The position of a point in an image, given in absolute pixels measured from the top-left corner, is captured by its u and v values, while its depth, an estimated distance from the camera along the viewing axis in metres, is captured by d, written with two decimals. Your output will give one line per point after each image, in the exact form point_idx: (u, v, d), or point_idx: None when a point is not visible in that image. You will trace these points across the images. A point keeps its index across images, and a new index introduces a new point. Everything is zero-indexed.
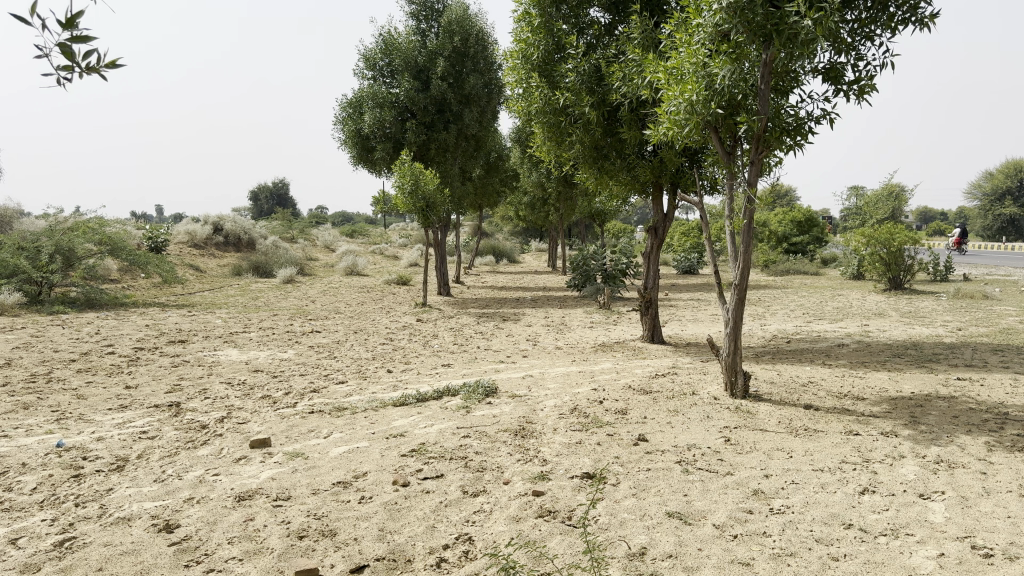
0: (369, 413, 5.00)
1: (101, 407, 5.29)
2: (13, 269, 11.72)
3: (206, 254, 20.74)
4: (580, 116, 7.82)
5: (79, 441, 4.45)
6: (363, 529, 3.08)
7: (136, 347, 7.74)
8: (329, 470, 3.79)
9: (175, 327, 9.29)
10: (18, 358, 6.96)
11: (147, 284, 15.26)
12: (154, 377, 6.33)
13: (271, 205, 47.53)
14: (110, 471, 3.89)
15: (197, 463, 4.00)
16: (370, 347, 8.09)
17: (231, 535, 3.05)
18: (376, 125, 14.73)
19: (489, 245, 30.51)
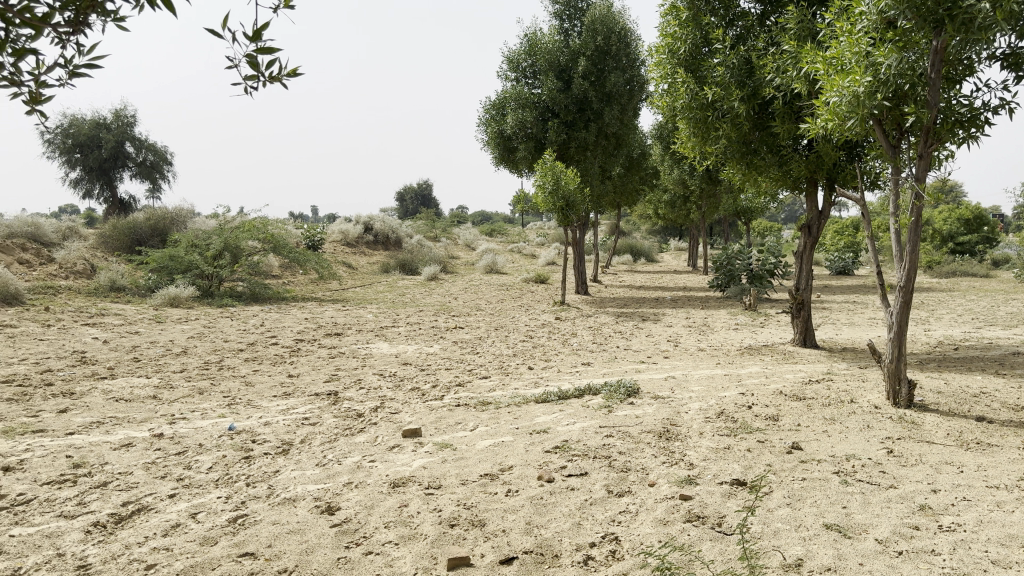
0: (513, 408, 5.07)
1: (267, 394, 5.67)
2: (189, 264, 12.75)
3: (356, 251, 21.75)
4: (729, 111, 7.60)
5: (248, 424, 4.78)
6: (511, 522, 3.13)
7: (295, 338, 8.23)
8: (476, 462, 3.88)
9: (329, 321, 9.80)
10: (194, 347, 7.57)
11: (305, 280, 16.19)
12: (313, 367, 6.72)
13: (416, 206, 49.23)
14: (276, 454, 4.15)
15: (354, 450, 4.20)
16: (512, 344, 8.21)
17: (387, 520, 3.19)
18: (518, 126, 14.97)
19: (628, 244, 30.22)
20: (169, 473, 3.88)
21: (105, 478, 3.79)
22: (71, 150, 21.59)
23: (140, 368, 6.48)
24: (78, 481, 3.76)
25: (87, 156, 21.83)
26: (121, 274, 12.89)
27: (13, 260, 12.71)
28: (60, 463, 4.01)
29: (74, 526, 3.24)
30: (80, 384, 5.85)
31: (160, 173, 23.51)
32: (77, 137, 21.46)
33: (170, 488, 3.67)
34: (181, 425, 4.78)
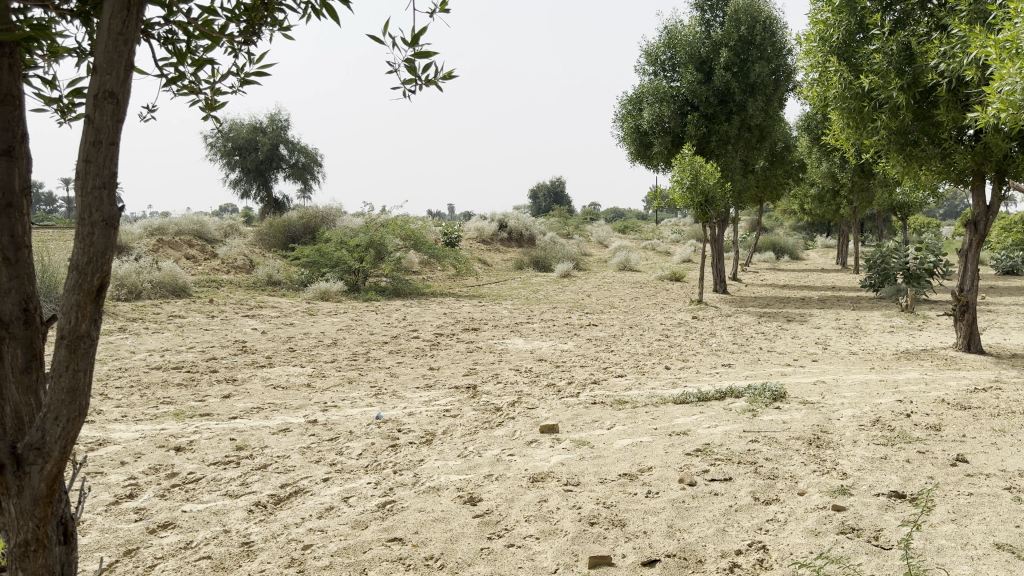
0: (650, 408, 5.00)
1: (410, 385, 5.87)
2: (336, 260, 13.39)
3: (491, 249, 22.13)
4: (886, 101, 7.17)
5: (393, 414, 4.96)
6: (652, 524, 3.09)
7: (435, 332, 8.47)
8: (615, 461, 3.85)
9: (467, 316, 10.01)
10: (342, 339, 7.95)
11: (443, 275, 16.63)
12: (452, 360, 6.89)
13: (549, 204, 49.48)
14: (420, 444, 4.29)
15: (494, 443, 4.27)
16: (648, 343, 8.11)
17: (528, 514, 3.22)
18: (655, 120, 14.79)
19: (770, 241, 29.12)
20: (322, 458, 4.09)
21: (265, 461, 4.04)
22: (231, 153, 23.19)
23: (295, 358, 6.87)
24: (241, 463, 4.02)
25: (245, 158, 23.37)
26: (276, 269, 13.72)
27: (182, 256, 13.80)
28: (225, 445, 4.31)
29: (237, 505, 3.46)
30: (241, 372, 6.28)
31: (311, 175, 24.73)
32: (236, 141, 23.00)
33: (323, 472, 3.87)
34: (332, 412, 5.03)
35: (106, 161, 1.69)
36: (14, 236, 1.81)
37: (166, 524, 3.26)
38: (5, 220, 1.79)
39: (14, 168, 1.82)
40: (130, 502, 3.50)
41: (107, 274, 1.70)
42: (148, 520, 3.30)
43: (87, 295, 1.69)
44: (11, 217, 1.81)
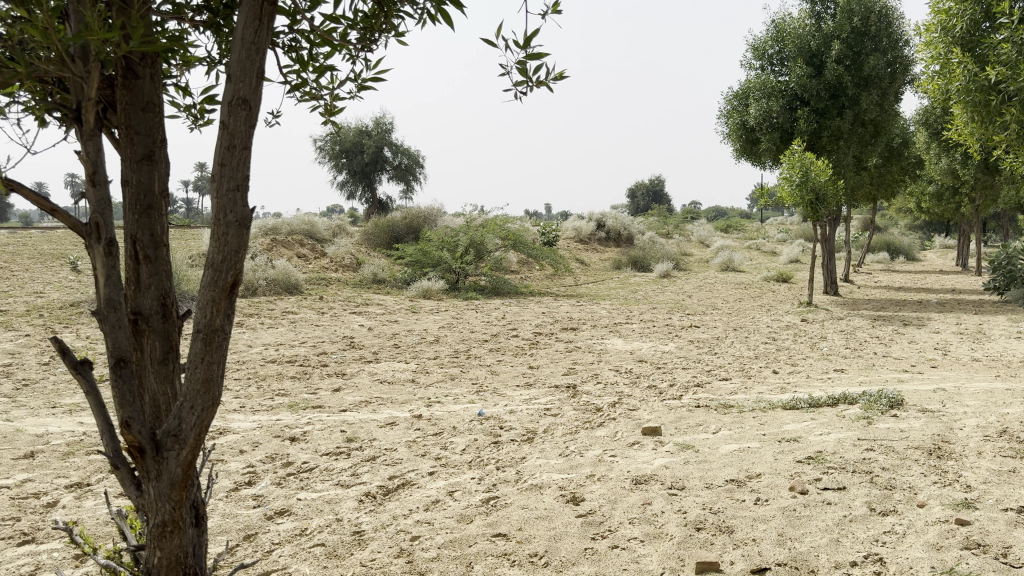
0: (757, 413, 4.88)
1: (511, 383, 5.92)
2: (438, 260, 13.67)
3: (589, 248, 22.07)
4: (1015, 93, 6.74)
5: (495, 411, 5.02)
6: (762, 531, 3.02)
7: (535, 331, 8.52)
8: (721, 466, 3.78)
9: (565, 315, 10.03)
10: (444, 336, 8.10)
11: (541, 274, 16.69)
12: (552, 359, 6.92)
13: (648, 203, 48.85)
14: (522, 441, 4.32)
15: (596, 443, 4.27)
16: (754, 346, 7.90)
17: (632, 516, 3.20)
18: (763, 116, 14.46)
19: (883, 241, 27.87)
20: (428, 452, 4.18)
21: (373, 453, 4.17)
22: (339, 156, 24.03)
23: (400, 354, 7.05)
24: (351, 454, 4.17)
25: (352, 161, 24.17)
26: (381, 268, 14.14)
27: (294, 254, 14.38)
28: (335, 436, 4.47)
29: (348, 494, 3.59)
30: (350, 366, 6.50)
31: (414, 176, 25.26)
32: (343, 144, 23.84)
33: (429, 465, 3.95)
34: (436, 408, 5.14)
35: (239, 164, 1.79)
36: (154, 236, 1.93)
37: (282, 512, 3.41)
38: (147, 221, 1.92)
39: (154, 171, 1.94)
40: (249, 489, 3.68)
41: (239, 271, 1.80)
42: (265, 507, 3.46)
43: (221, 291, 1.79)
44: (152, 219, 1.93)
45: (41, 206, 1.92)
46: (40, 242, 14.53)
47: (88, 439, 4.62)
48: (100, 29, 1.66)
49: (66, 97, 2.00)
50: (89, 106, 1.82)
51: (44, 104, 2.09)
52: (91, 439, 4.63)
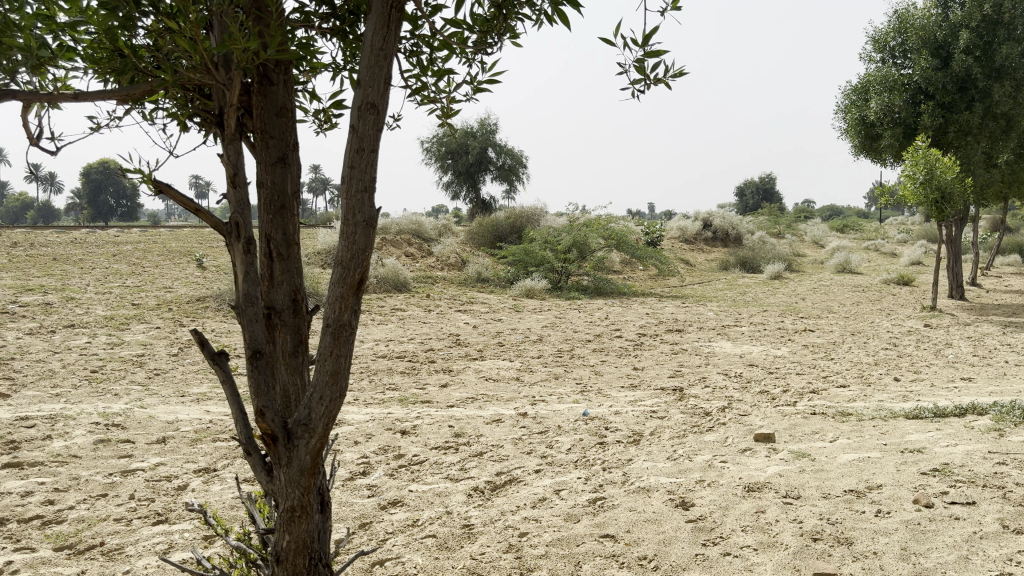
0: (877, 422, 4.67)
1: (617, 384, 5.88)
2: (542, 259, 13.73)
3: (695, 249, 21.66)
4: None
5: (600, 412, 5.00)
6: (883, 545, 2.90)
7: (639, 332, 8.42)
8: (838, 476, 3.64)
9: (671, 317, 9.88)
10: (548, 335, 8.13)
11: (645, 275, 16.49)
12: (658, 361, 6.82)
13: (759, 201, 47.43)
14: (628, 443, 4.29)
15: (705, 448, 4.19)
16: (872, 351, 7.56)
17: (744, 524, 3.13)
18: (884, 111, 13.85)
19: (1016, 242, 26.13)
20: (534, 449, 4.21)
21: (481, 449, 4.23)
22: (445, 157, 24.77)
23: (505, 352, 7.13)
24: (459, 449, 4.24)
25: (457, 162, 24.72)
26: (486, 267, 14.34)
27: (401, 253, 14.74)
28: (444, 431, 4.57)
29: (457, 488, 3.66)
30: (457, 363, 6.61)
31: (517, 176, 25.37)
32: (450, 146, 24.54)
33: (535, 463, 3.98)
34: (541, 406, 5.16)
35: (367, 166, 1.87)
36: (286, 235, 2.05)
37: (395, 502, 3.51)
38: (280, 221, 2.03)
39: (287, 174, 2.04)
40: (363, 479, 3.81)
41: (366, 268, 1.87)
42: (379, 497, 3.57)
43: (350, 287, 1.87)
44: (284, 219, 2.04)
45: (185, 205, 2.06)
46: (169, 240, 15.43)
47: (213, 427, 4.88)
48: (243, 38, 1.76)
49: (208, 103, 2.13)
50: (231, 113, 1.93)
51: (188, 110, 2.23)
52: (217, 427, 4.89)
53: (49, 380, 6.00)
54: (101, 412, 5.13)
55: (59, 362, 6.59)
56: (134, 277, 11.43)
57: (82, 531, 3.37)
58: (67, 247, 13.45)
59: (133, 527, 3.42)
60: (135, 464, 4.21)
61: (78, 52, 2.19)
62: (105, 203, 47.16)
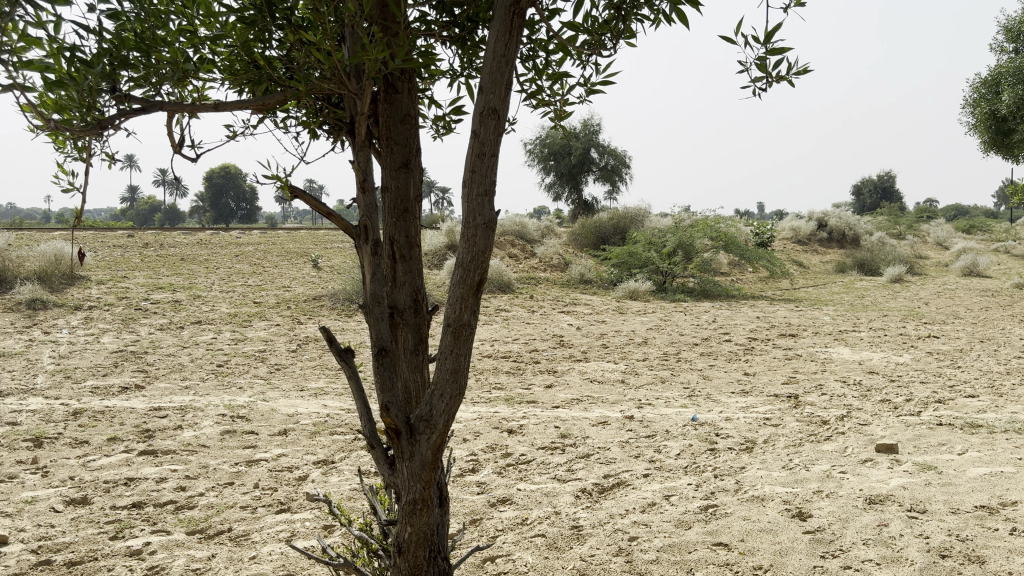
0: (1012, 436, 4.39)
1: (727, 390, 5.76)
2: (646, 260, 13.60)
3: (809, 250, 20.95)
4: None
5: (710, 417, 4.91)
6: (1020, 565, 2.73)
7: (749, 337, 8.21)
8: (969, 491, 3.45)
9: (784, 321, 9.58)
10: (653, 338, 8.04)
11: (754, 277, 16.04)
12: (770, 367, 6.64)
13: (876, 200, 45.34)
14: (741, 450, 4.20)
15: (822, 458, 4.05)
16: (1006, 360, 7.09)
17: (866, 537, 3.01)
18: (1017, 103, 12.99)
19: None
20: (642, 453, 4.18)
21: (588, 451, 4.23)
22: (547, 158, 25.05)
23: (610, 354, 7.10)
24: (566, 450, 4.25)
25: (560, 163, 24.88)
26: (588, 268, 14.33)
27: (505, 254, 14.89)
28: (551, 432, 4.59)
29: (565, 489, 3.67)
30: (562, 364, 6.63)
31: (621, 177, 25.07)
32: (552, 147, 24.77)
33: (644, 468, 3.95)
34: (648, 410, 5.11)
35: (487, 170, 1.90)
36: (409, 238, 2.12)
37: (504, 500, 3.55)
38: (403, 224, 2.10)
39: (410, 179, 2.11)
40: (473, 476, 3.88)
41: (486, 270, 1.91)
42: (488, 495, 3.63)
43: (469, 288, 1.91)
44: (407, 222, 2.11)
45: (317, 209, 2.16)
46: (286, 241, 16.13)
47: (330, 421, 5.07)
48: (372, 48, 1.82)
49: (338, 112, 2.23)
50: (360, 120, 2.01)
51: (318, 118, 2.33)
52: (333, 421, 5.08)
53: (179, 373, 6.38)
54: (227, 404, 5.42)
55: (188, 356, 7.00)
56: (254, 277, 12.02)
57: (212, 517, 3.57)
58: (193, 248, 14.25)
59: (258, 515, 3.59)
60: (259, 454, 4.42)
61: (216, 65, 2.32)
62: (226, 206, 49.59)
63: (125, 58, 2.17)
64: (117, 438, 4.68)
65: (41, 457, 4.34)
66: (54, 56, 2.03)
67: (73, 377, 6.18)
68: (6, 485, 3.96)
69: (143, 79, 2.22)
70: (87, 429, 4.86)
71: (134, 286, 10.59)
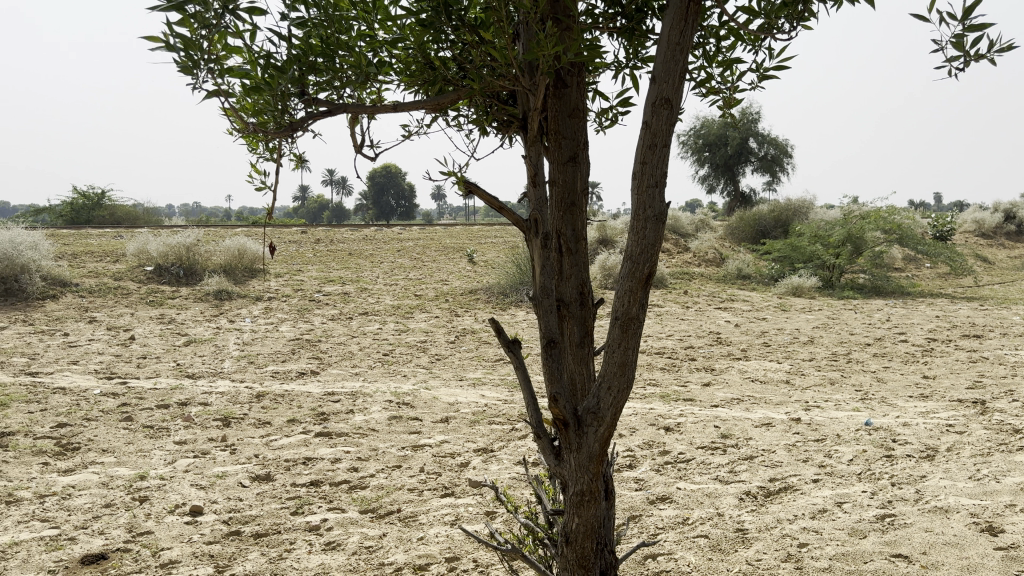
0: None
1: (903, 393, 5.40)
2: (811, 255, 13.03)
3: (995, 244, 19.26)
4: None
5: (885, 422, 4.63)
6: None
7: (928, 337, 7.66)
8: None
9: (967, 321, 8.86)
10: (820, 337, 7.67)
11: (931, 272, 14.93)
12: (952, 370, 6.16)
13: None
14: (921, 458, 3.93)
15: (1016, 469, 3.71)
16: None
17: None
18: None
19: None
20: (811, 458, 3.99)
21: (751, 452, 4.10)
22: (702, 150, 24.40)
23: (772, 353, 6.83)
24: (728, 450, 4.14)
25: (716, 154, 24.21)
26: (748, 263, 13.90)
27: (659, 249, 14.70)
28: (711, 431, 4.48)
29: (728, 490, 3.57)
30: (721, 362, 6.46)
31: (781, 167, 24.05)
32: (707, 137, 24.10)
33: (813, 472, 3.78)
34: (816, 412, 4.89)
35: (659, 162, 1.87)
36: (576, 231, 2.13)
37: (663, 498, 3.51)
38: (569, 218, 2.12)
39: (577, 172, 2.11)
40: (631, 472, 3.86)
41: (655, 263, 1.88)
42: (648, 492, 3.60)
43: (638, 281, 1.89)
44: (575, 215, 2.12)
45: (492, 203, 2.24)
46: (443, 236, 16.69)
47: (488, 410, 5.20)
48: (547, 44, 1.84)
49: (509, 109, 2.27)
50: (532, 116, 2.04)
51: (490, 115, 2.39)
52: (492, 410, 5.20)
53: (349, 360, 6.76)
54: (393, 391, 5.68)
55: (356, 345, 7.38)
56: (415, 270, 12.51)
57: (382, 497, 3.75)
58: (359, 244, 15.01)
59: (424, 498, 3.74)
60: (424, 440, 4.60)
61: (393, 67, 2.42)
62: (387, 204, 52.00)
63: (312, 64, 2.31)
64: (295, 420, 5.01)
65: (230, 436, 4.72)
66: (252, 65, 2.20)
67: (256, 362, 6.68)
68: (200, 459, 4.34)
69: (328, 82, 2.36)
70: (269, 410, 5.24)
71: (307, 279, 11.28)
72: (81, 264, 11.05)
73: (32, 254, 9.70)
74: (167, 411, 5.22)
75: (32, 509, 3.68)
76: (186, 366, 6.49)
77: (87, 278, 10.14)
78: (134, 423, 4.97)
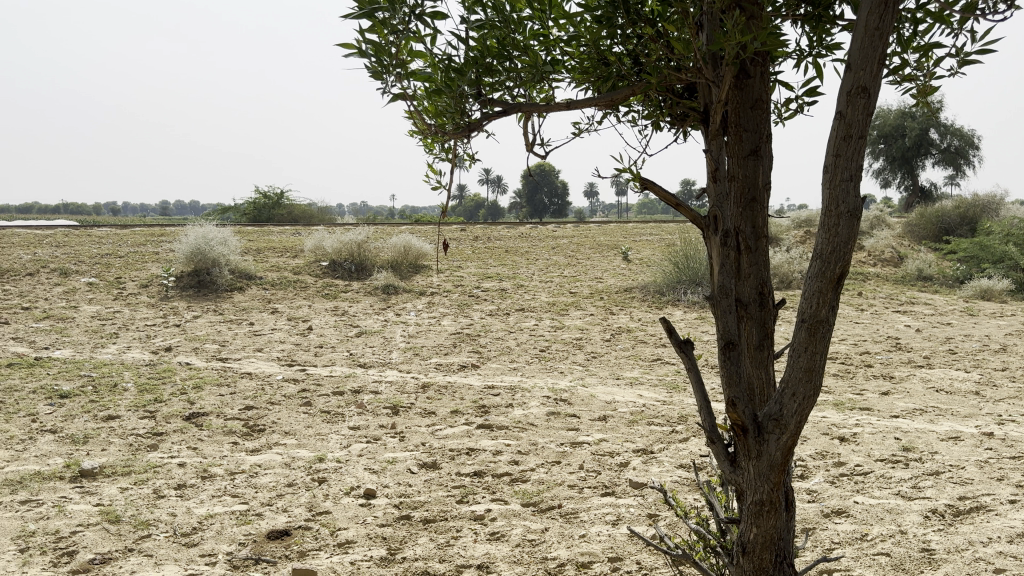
0: None
1: None
2: (1003, 255, 11.97)
3: None
4: None
5: None
6: None
7: None
8: None
9: None
10: (1014, 344, 7.01)
11: None
12: None
13: None
14: None
15: None
16: None
17: None
18: None
19: None
20: (1007, 477, 3.66)
21: (937, 468, 3.81)
22: (876, 142, 22.97)
23: (958, 361, 6.32)
24: (910, 464, 3.88)
25: (891, 146, 22.75)
26: (929, 263, 12.97)
27: None
28: (890, 443, 4.21)
29: (912, 507, 3.34)
30: (900, 369, 6.05)
31: (966, 159, 22.25)
32: (882, 129, 22.64)
33: (1010, 493, 3.46)
34: (1012, 427, 4.47)
35: (854, 153, 1.76)
36: (756, 228, 2.06)
37: (839, 511, 3.33)
38: (750, 213, 2.05)
39: (759, 165, 2.04)
40: (802, 482, 3.69)
41: (849, 261, 1.78)
42: (822, 504, 3.42)
43: (829, 281, 1.79)
44: (755, 211, 2.05)
45: (667, 200, 2.19)
46: (598, 234, 16.68)
47: (648, 410, 5.13)
48: (734, 32, 1.78)
49: (687, 102, 2.22)
50: (715, 109, 1.98)
51: (665, 110, 2.35)
52: (652, 411, 5.13)
53: (508, 355, 6.88)
54: (551, 387, 5.72)
55: (515, 340, 7.50)
56: (570, 268, 12.52)
57: (544, 492, 3.79)
58: (516, 241, 15.25)
59: (585, 495, 3.74)
60: (582, 437, 4.60)
61: (566, 65, 2.43)
62: (541, 203, 52.67)
63: (488, 64, 2.36)
64: (458, 411, 5.16)
65: (398, 423, 4.93)
66: (432, 67, 2.27)
67: (421, 354, 6.93)
68: (373, 445, 4.56)
69: (502, 82, 2.40)
70: (434, 401, 5.43)
71: (467, 275, 11.59)
72: (265, 259, 11.88)
73: (223, 249, 10.55)
74: (341, 398, 5.53)
75: (224, 484, 4.00)
76: (357, 356, 6.85)
77: (269, 272, 10.89)
78: (312, 408, 5.29)
